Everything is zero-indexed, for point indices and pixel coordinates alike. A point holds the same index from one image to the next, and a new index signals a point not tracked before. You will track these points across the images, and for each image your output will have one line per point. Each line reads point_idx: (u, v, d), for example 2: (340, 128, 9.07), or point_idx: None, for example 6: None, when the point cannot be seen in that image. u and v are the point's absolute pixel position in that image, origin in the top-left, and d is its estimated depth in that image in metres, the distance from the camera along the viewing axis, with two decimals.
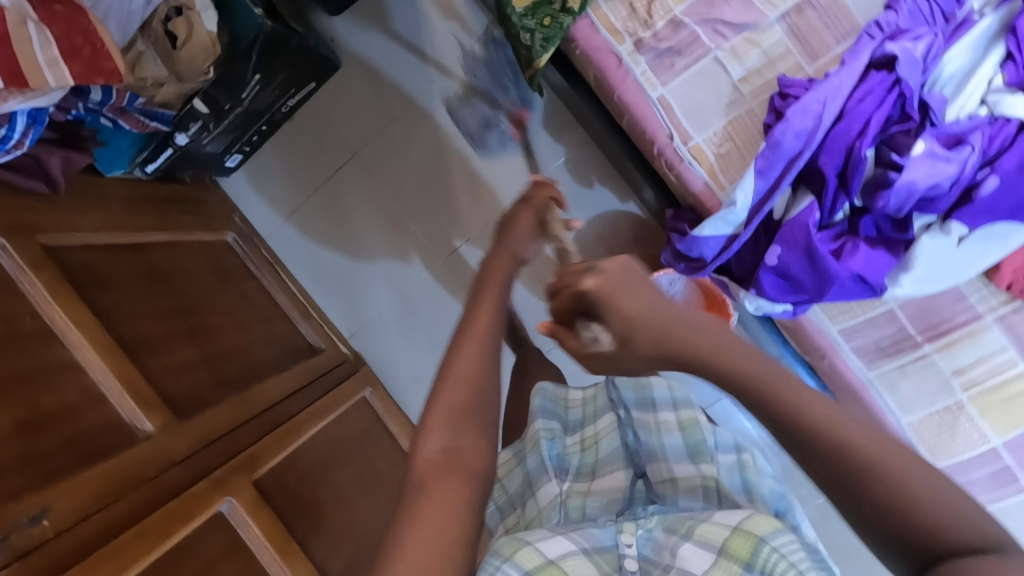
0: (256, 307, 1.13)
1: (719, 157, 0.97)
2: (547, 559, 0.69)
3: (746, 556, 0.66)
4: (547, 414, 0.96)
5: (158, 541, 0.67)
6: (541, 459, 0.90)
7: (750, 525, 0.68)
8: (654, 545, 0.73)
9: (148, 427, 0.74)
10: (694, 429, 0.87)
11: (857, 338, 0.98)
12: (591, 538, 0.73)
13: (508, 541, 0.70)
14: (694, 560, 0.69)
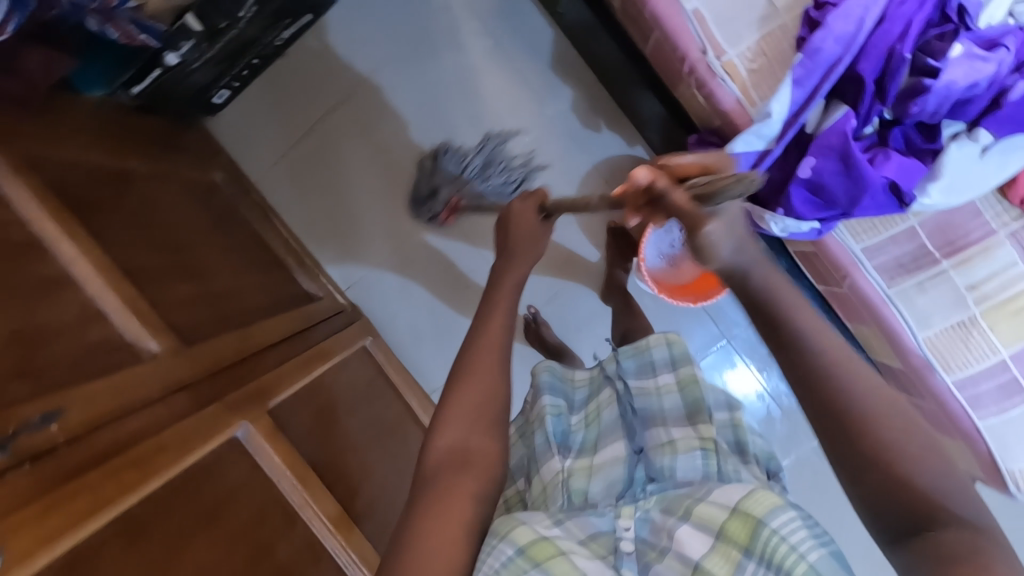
0: (249, 251, 1.26)
1: (753, 72, 0.89)
2: (542, 536, 0.60)
3: (744, 540, 0.57)
4: (553, 390, 0.85)
5: (178, 456, 0.69)
6: (545, 437, 0.80)
7: (750, 505, 0.59)
8: (653, 526, 0.64)
9: (154, 347, 0.81)
10: (694, 388, 0.80)
11: (879, 257, 0.94)
12: (586, 526, 0.65)
13: (504, 519, 0.62)
14: (693, 545, 0.60)
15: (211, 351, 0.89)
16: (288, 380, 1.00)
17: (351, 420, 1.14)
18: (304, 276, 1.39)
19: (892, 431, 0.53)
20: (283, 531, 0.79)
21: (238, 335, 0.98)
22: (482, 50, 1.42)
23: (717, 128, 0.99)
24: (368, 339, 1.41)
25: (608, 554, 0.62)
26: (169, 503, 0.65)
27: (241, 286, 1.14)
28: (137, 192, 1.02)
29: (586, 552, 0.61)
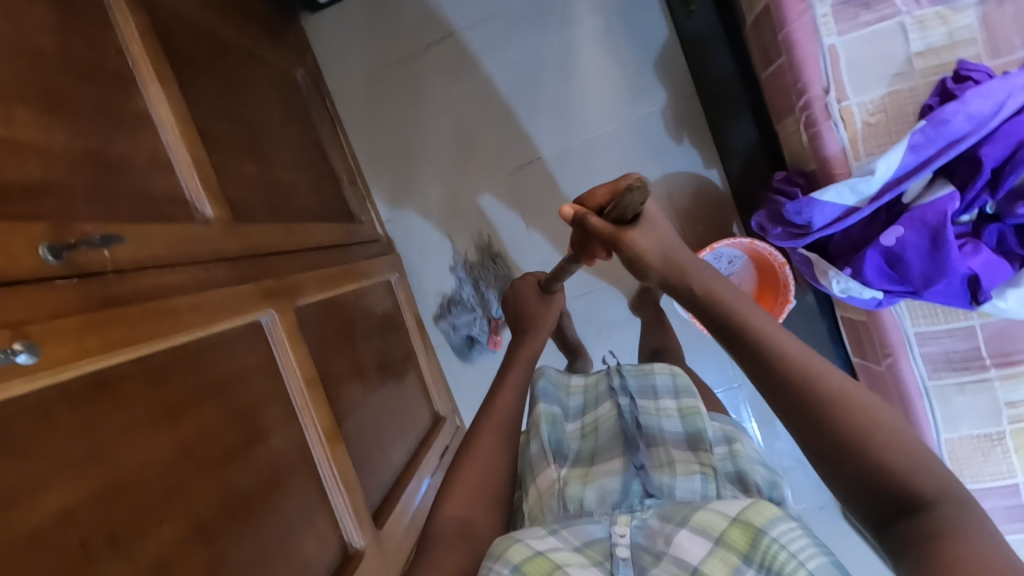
0: (310, 155, 1.25)
1: (867, 127, 0.87)
2: (537, 551, 0.60)
3: (743, 547, 0.56)
4: (548, 397, 0.88)
5: (209, 320, 0.69)
6: (540, 444, 0.80)
7: (750, 513, 0.57)
8: (648, 532, 0.62)
9: (209, 213, 0.80)
10: (695, 415, 0.79)
11: (929, 346, 0.92)
12: (582, 534, 0.64)
13: (500, 540, 0.61)
14: (693, 551, 0.58)
15: (257, 235, 0.89)
16: (316, 287, 1.00)
17: (361, 345, 1.14)
18: (352, 196, 1.38)
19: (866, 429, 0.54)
20: (281, 425, 0.80)
21: (283, 229, 0.98)
22: (592, 28, 1.38)
23: (810, 172, 0.97)
24: (394, 275, 1.40)
25: (603, 561, 0.62)
26: (189, 362, 0.66)
27: (294, 185, 1.13)
28: (225, 62, 1.01)
29: (579, 560, 0.61)
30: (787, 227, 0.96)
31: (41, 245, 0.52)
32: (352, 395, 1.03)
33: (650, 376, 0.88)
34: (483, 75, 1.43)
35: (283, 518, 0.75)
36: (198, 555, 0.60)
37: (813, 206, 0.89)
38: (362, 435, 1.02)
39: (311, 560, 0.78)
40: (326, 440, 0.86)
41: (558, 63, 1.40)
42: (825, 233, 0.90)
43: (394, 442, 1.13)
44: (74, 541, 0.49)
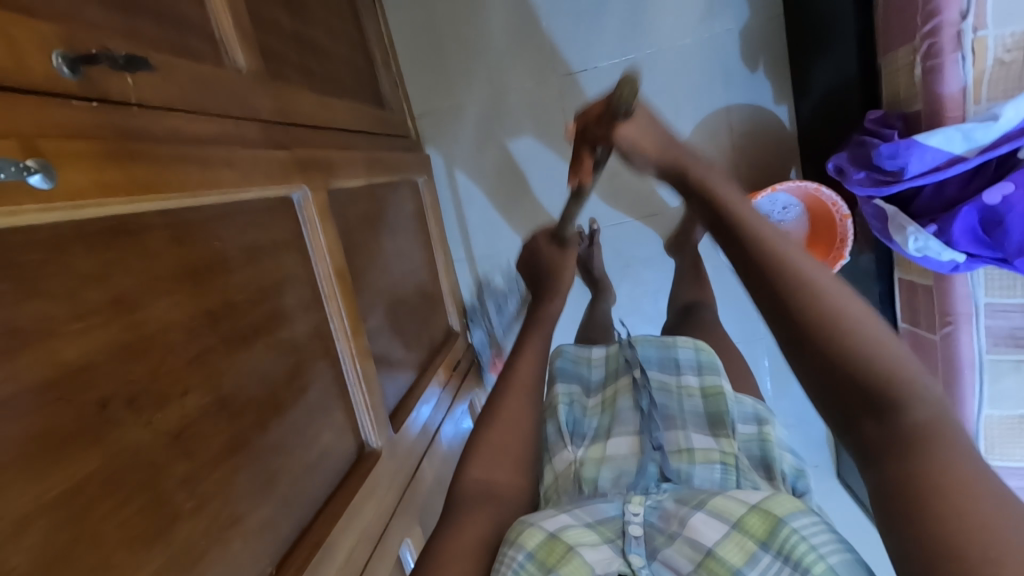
0: (346, 27, 1.12)
1: (998, 64, 0.76)
2: (549, 534, 0.62)
3: (761, 533, 0.57)
4: (565, 375, 0.93)
5: (240, 182, 0.61)
6: (557, 425, 0.85)
7: (771, 505, 0.58)
8: (662, 513, 0.64)
9: (241, 64, 0.69)
10: (719, 398, 0.80)
11: (996, 319, 0.86)
12: (594, 511, 0.66)
13: (513, 524, 0.64)
14: (705, 532, 0.59)
15: (289, 100, 0.78)
16: (350, 171, 0.91)
17: (385, 241, 1.06)
18: (387, 83, 1.26)
19: (867, 336, 0.51)
20: (306, 310, 0.73)
21: (315, 100, 0.88)
22: None
23: (913, 113, 0.86)
24: (422, 177, 1.31)
25: (614, 538, 0.64)
26: (215, 226, 0.58)
27: (329, 55, 1.01)
28: None
29: (591, 538, 0.63)
30: (874, 173, 0.87)
31: (54, 53, 0.43)
32: (377, 294, 0.97)
33: (671, 350, 0.88)
34: None
35: (306, 407, 0.69)
36: (221, 432, 0.54)
37: (913, 150, 0.80)
38: (383, 334, 0.97)
39: (330, 451, 0.74)
40: (352, 333, 0.80)
41: None
42: (917, 182, 0.81)
43: (411, 349, 1.10)
44: (92, 396, 0.43)
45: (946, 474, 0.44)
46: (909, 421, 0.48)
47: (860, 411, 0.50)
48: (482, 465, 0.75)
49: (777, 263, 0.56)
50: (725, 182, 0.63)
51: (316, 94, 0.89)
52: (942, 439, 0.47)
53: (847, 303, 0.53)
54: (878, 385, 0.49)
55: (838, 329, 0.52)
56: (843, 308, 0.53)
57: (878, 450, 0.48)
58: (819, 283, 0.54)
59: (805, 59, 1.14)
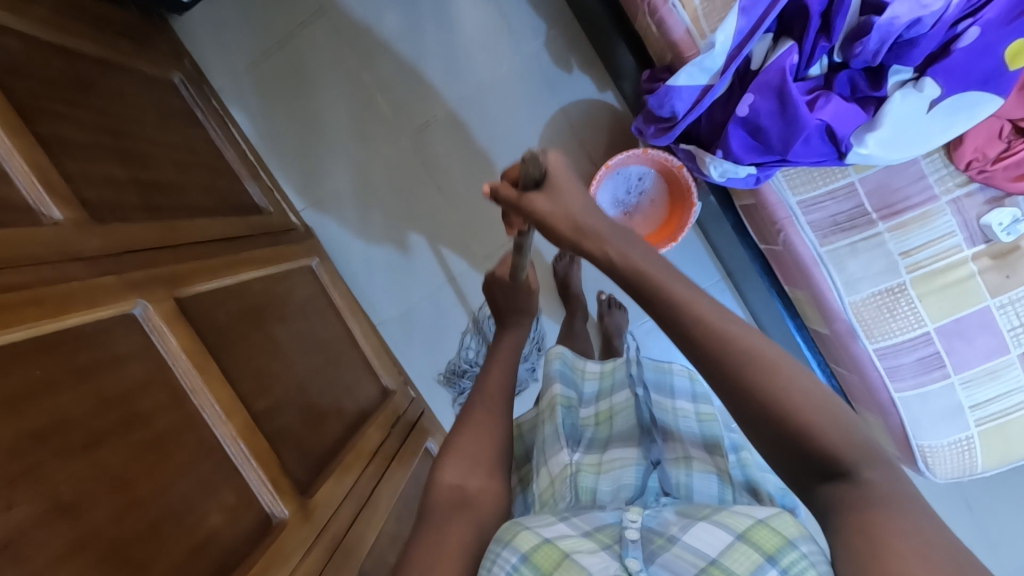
0: (199, 153, 1.25)
1: (705, 2, 0.85)
2: (545, 540, 0.56)
3: (769, 547, 0.50)
4: (564, 380, 0.84)
5: (51, 315, 0.68)
6: (555, 427, 0.78)
7: (778, 523, 0.52)
8: (661, 520, 0.58)
9: (57, 215, 0.80)
10: (714, 422, 0.76)
11: (814, 213, 0.91)
12: (592, 519, 0.61)
13: (508, 523, 0.58)
14: (709, 541, 0.53)
15: (122, 231, 0.88)
16: (205, 276, 0.99)
17: (277, 328, 1.13)
18: (257, 190, 1.38)
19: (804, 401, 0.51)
20: (168, 407, 0.79)
21: (158, 225, 0.97)
22: None
23: (670, 65, 0.92)
24: (314, 260, 1.40)
25: (612, 544, 0.57)
26: (34, 356, 0.65)
27: (179, 183, 1.12)
28: (75, 69, 1.01)
29: (588, 545, 0.56)
30: (660, 123, 0.93)
31: None
32: (268, 375, 1.03)
33: (669, 376, 0.80)
34: (370, 37, 1.44)
35: (180, 493, 0.75)
36: (63, 534, 0.60)
37: (671, 94, 0.86)
38: (282, 412, 1.02)
39: (219, 533, 0.79)
40: (227, 417, 0.86)
41: (439, 23, 1.42)
42: (690, 118, 0.87)
43: (331, 417, 1.15)
44: None
45: (891, 537, 0.45)
46: (863, 479, 0.49)
47: (816, 474, 0.51)
48: (455, 469, 0.67)
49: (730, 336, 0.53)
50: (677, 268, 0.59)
51: (159, 220, 0.99)
52: (882, 500, 0.48)
53: (804, 390, 0.51)
54: (850, 457, 0.50)
55: (798, 422, 0.50)
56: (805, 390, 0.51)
57: (830, 510, 0.50)
58: (783, 366, 0.52)
59: (604, 48, 1.23)
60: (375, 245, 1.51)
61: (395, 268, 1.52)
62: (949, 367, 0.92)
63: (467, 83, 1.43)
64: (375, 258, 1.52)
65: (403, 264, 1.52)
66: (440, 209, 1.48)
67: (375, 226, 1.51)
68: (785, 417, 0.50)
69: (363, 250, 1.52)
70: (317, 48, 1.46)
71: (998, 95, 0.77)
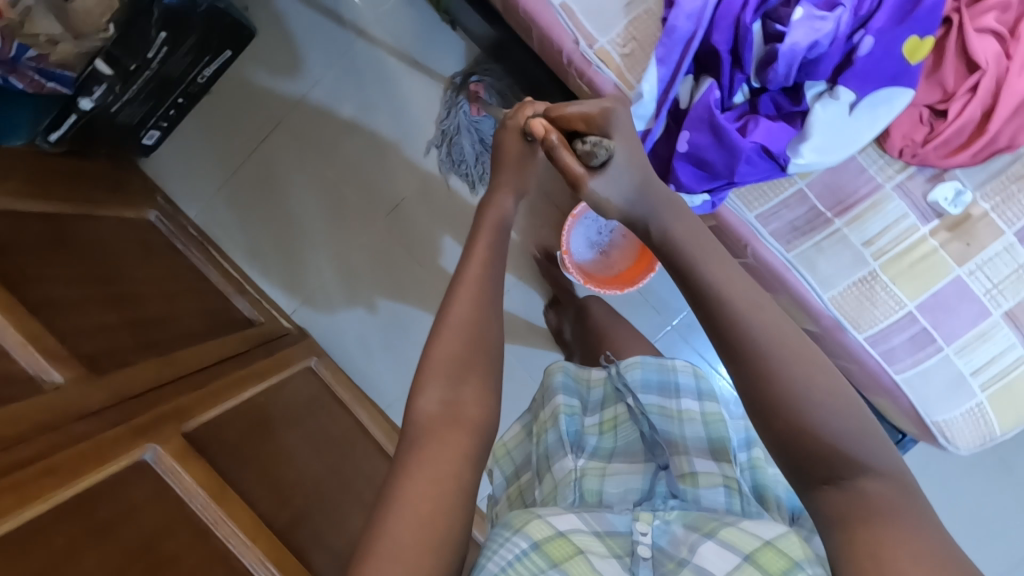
0: (185, 281, 1.30)
1: (625, 58, 0.92)
2: (558, 532, 0.59)
3: (775, 570, 0.54)
4: (567, 391, 0.82)
5: (65, 480, 0.69)
6: (558, 434, 0.78)
7: (784, 545, 0.56)
8: (672, 538, 0.60)
9: (57, 377, 0.82)
10: (720, 422, 0.78)
11: (773, 223, 0.95)
12: (601, 520, 0.62)
13: (518, 512, 0.61)
14: (714, 561, 0.56)
15: (120, 379, 0.90)
16: (207, 404, 0.99)
17: (288, 436, 1.14)
18: (245, 303, 1.42)
19: (816, 397, 0.53)
20: (190, 547, 0.79)
21: (154, 364, 1.00)
22: (402, 68, 1.48)
23: None
24: (313, 359, 1.42)
25: (623, 555, 0.60)
26: (53, 526, 0.66)
27: (169, 315, 1.15)
28: (55, 231, 1.06)
29: (599, 548, 0.59)
30: None
31: None
32: (285, 487, 1.03)
33: (671, 375, 0.82)
34: (329, 139, 1.51)
35: None
36: None
37: None
38: (305, 522, 1.01)
39: None
40: (253, 540, 0.85)
41: (390, 113, 1.49)
42: None
43: (355, 515, 1.14)
44: None
45: (887, 544, 0.48)
46: (863, 484, 0.51)
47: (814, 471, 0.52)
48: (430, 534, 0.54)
49: (739, 325, 0.55)
50: (719, 263, 0.59)
51: (155, 358, 1.01)
52: (877, 511, 0.50)
53: (810, 388, 0.53)
54: (855, 463, 0.51)
55: (804, 416, 0.52)
56: (826, 391, 0.53)
57: (832, 522, 0.51)
58: (798, 367, 0.53)
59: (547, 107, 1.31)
60: (368, 331, 1.54)
61: (392, 348, 1.53)
62: (940, 340, 0.94)
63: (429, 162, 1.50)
64: (371, 343, 1.54)
65: (398, 345, 1.53)
66: (424, 283, 1.52)
67: (365, 312, 1.54)
68: (788, 417, 0.52)
69: (357, 337, 1.54)
70: (281, 158, 1.53)
71: (909, 88, 0.83)
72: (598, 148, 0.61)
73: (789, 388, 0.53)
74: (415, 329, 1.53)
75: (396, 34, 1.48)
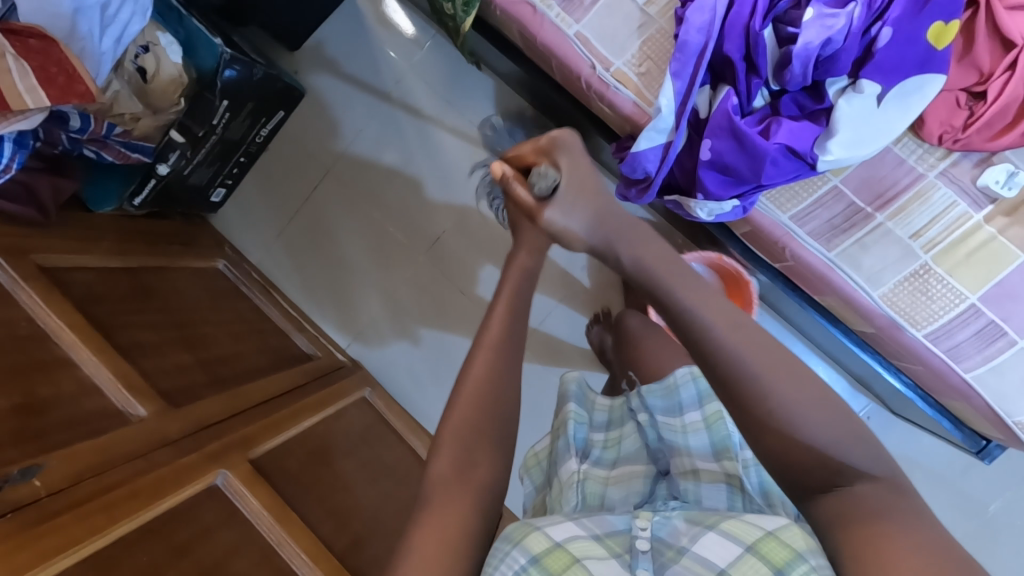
0: (250, 322, 1.41)
1: (642, 76, 0.95)
2: (556, 543, 0.55)
3: (778, 561, 0.50)
4: (578, 401, 0.83)
5: (147, 502, 0.77)
6: (565, 440, 0.79)
7: (787, 535, 0.51)
8: (670, 530, 0.58)
9: (140, 410, 0.91)
10: (721, 423, 0.75)
11: (811, 223, 0.93)
12: (602, 523, 0.60)
13: (518, 524, 0.57)
14: (716, 552, 0.54)
15: (193, 410, 0.99)
16: (270, 432, 1.07)
17: (345, 463, 1.19)
18: (303, 339, 1.51)
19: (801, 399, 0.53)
20: (257, 566, 0.84)
21: (224, 397, 1.09)
22: (435, 111, 1.57)
23: (631, 133, 1.00)
24: (367, 389, 1.48)
25: (623, 554, 0.57)
26: (138, 546, 0.73)
27: (236, 353, 1.26)
28: (140, 283, 1.19)
29: (599, 552, 0.56)
30: (639, 185, 1.00)
31: None
32: (343, 512, 1.08)
33: (675, 392, 0.82)
34: (373, 182, 1.62)
35: None
36: None
37: (639, 159, 0.94)
38: (362, 545, 1.05)
39: None
40: (315, 561, 0.90)
41: (427, 153, 1.59)
42: (662, 174, 0.94)
43: None
44: None
45: (887, 549, 0.47)
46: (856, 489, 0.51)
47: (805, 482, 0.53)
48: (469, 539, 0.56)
49: (719, 336, 0.56)
50: (691, 282, 0.61)
51: (224, 392, 1.10)
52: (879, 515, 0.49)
53: (786, 395, 0.53)
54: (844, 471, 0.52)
55: (789, 423, 0.53)
56: (810, 396, 0.54)
57: (834, 522, 0.51)
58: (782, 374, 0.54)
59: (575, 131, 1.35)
60: (417, 360, 1.59)
61: (441, 376, 1.58)
62: (1012, 333, 0.87)
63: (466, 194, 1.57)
64: (421, 372, 1.59)
65: (447, 372, 1.58)
66: (468, 311, 1.57)
67: (414, 343, 1.60)
68: (774, 424, 0.53)
69: (407, 366, 1.60)
70: (331, 203, 1.65)
71: (939, 73, 0.81)
72: (546, 179, 0.67)
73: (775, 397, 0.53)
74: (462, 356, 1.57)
75: (428, 79, 1.58)
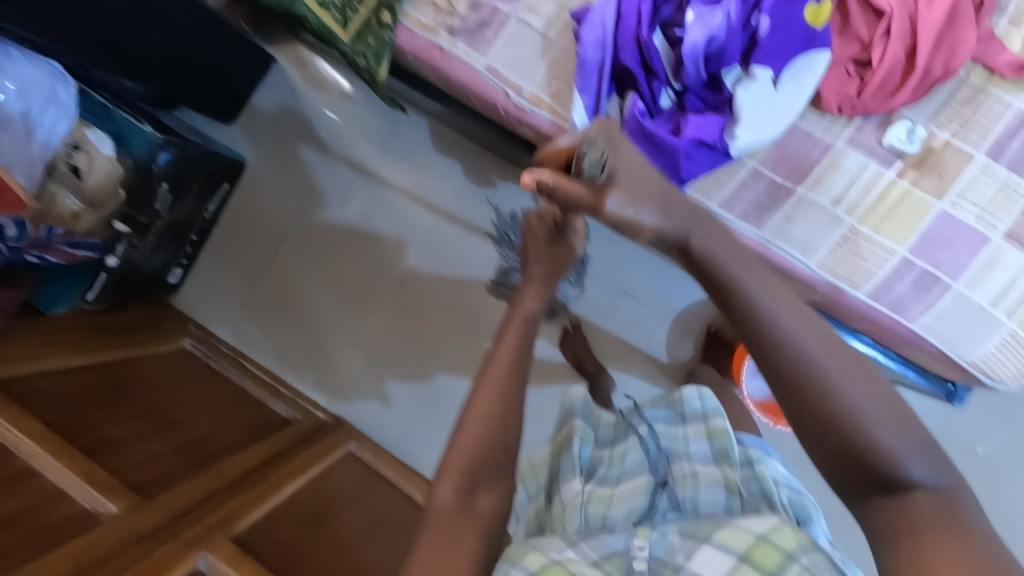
0: (223, 396, 1.39)
1: (554, 95, 0.98)
2: (555, 561, 0.59)
3: (770, 565, 0.54)
4: (582, 417, 0.84)
5: None
6: (569, 457, 0.79)
7: (778, 537, 0.55)
8: (668, 547, 0.60)
9: (111, 507, 0.89)
10: (724, 435, 0.76)
11: (737, 206, 0.97)
12: (599, 546, 0.62)
13: (517, 545, 0.62)
14: (712, 565, 0.56)
15: (168, 497, 0.98)
16: (253, 505, 1.05)
17: (337, 523, 1.17)
18: (281, 405, 1.49)
19: (859, 397, 0.48)
20: None
21: (202, 477, 1.07)
22: (377, 160, 1.61)
23: None
24: (353, 443, 1.46)
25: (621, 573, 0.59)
26: None
27: (212, 430, 1.24)
28: (102, 378, 1.18)
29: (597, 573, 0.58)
30: None
31: None
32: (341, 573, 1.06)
33: (679, 405, 0.81)
34: (328, 237, 1.64)
35: None
36: None
37: None
38: None
39: None
40: None
41: (376, 200, 1.61)
42: None
43: None
44: None
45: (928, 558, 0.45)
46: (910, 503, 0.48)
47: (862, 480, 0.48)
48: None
49: (774, 338, 0.49)
50: (735, 256, 0.52)
51: (201, 472, 1.09)
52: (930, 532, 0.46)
53: (858, 397, 0.48)
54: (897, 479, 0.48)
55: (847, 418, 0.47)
56: (870, 396, 0.48)
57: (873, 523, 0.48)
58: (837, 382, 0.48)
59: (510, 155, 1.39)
60: (400, 405, 1.59)
61: (426, 416, 1.57)
62: (945, 278, 0.90)
63: (421, 233, 1.59)
64: (406, 416, 1.58)
65: (431, 411, 1.57)
66: (442, 347, 1.58)
67: (394, 388, 1.59)
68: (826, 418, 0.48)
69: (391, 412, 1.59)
70: (290, 265, 1.66)
71: (823, 47, 0.86)
72: (594, 152, 0.57)
73: (827, 391, 0.48)
74: (443, 394, 1.57)
75: (366, 131, 1.62)
